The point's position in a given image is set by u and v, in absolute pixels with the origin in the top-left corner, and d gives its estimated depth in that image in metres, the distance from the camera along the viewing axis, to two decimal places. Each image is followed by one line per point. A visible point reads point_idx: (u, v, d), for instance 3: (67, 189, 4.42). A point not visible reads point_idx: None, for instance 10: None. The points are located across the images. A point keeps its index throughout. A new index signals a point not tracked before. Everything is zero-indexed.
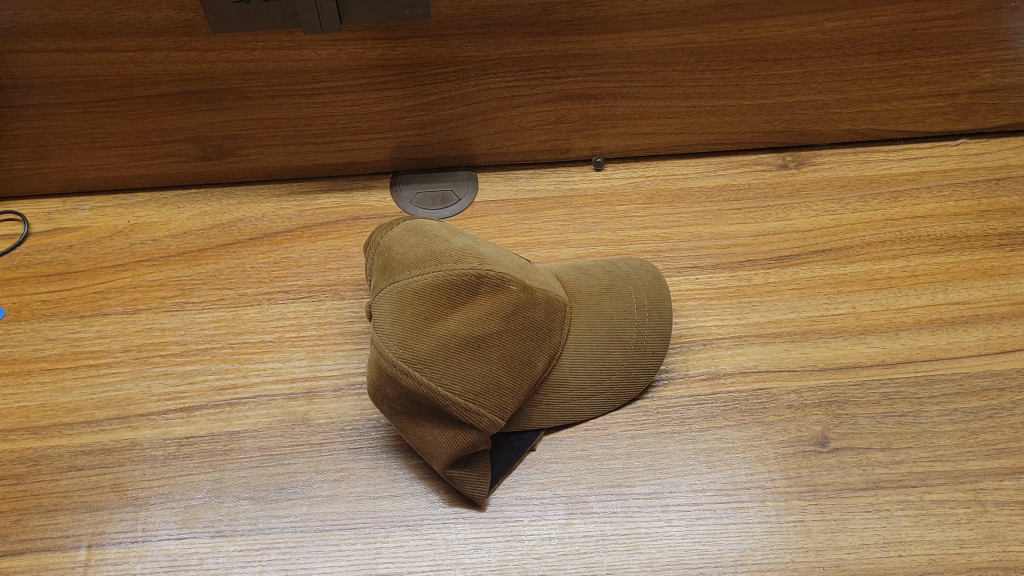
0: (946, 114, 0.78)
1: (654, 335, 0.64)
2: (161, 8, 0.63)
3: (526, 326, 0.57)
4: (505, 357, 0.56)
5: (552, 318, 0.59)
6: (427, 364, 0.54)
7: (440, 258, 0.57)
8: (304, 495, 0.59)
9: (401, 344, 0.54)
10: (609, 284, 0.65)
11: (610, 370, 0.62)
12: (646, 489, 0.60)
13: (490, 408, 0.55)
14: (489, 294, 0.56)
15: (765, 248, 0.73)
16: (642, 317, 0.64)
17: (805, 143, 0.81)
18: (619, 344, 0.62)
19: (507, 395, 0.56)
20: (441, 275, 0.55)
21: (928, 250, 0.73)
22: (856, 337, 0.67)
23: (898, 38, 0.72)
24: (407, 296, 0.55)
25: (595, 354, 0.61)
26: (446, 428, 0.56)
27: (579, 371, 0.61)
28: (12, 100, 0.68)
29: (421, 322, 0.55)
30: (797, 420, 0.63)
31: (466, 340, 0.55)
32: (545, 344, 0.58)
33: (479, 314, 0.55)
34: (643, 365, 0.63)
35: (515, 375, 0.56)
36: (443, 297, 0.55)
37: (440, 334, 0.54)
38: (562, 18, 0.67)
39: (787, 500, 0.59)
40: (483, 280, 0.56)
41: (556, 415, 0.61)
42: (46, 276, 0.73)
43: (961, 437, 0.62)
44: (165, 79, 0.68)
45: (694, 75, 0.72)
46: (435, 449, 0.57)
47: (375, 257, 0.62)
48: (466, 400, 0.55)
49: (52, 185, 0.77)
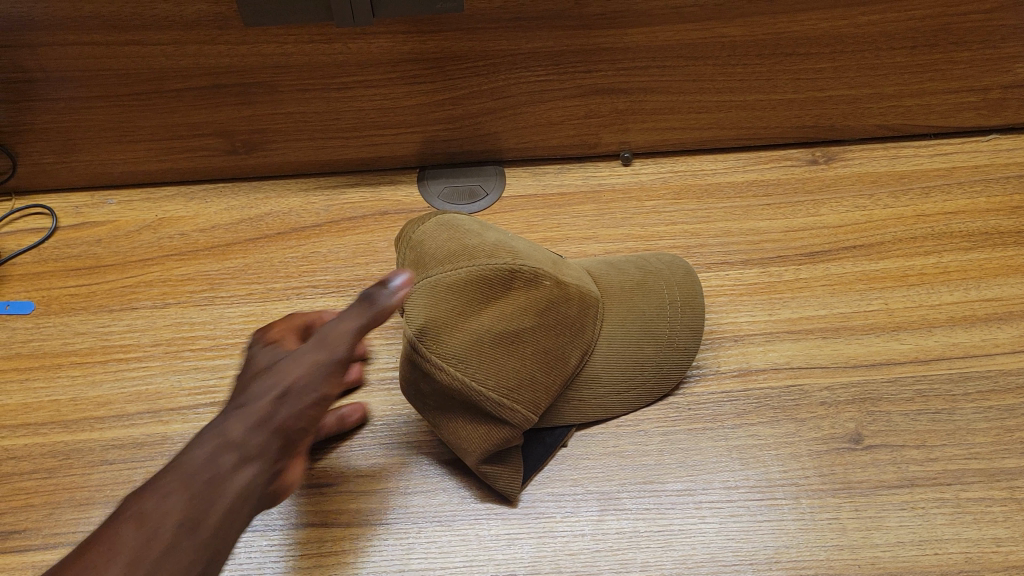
0: (977, 109, 0.78)
1: (687, 331, 0.63)
2: (194, 1, 0.63)
3: (560, 321, 0.56)
4: (539, 353, 0.54)
5: (585, 314, 0.57)
6: (461, 360, 0.53)
7: (472, 252, 0.54)
8: (335, 490, 0.59)
9: (434, 340, 0.53)
10: (641, 280, 0.64)
11: (644, 366, 0.61)
12: (678, 486, 0.59)
13: (524, 403, 0.54)
14: (524, 288, 0.54)
15: (796, 244, 0.73)
16: (675, 312, 0.63)
17: (835, 138, 0.80)
18: (652, 341, 0.61)
19: (540, 391, 0.55)
20: (474, 270, 0.53)
21: (961, 246, 0.72)
22: (889, 334, 0.67)
23: (932, 32, 0.71)
24: (438, 291, 0.53)
25: (630, 351, 0.60)
26: (479, 424, 0.55)
27: (613, 368, 0.60)
28: (43, 93, 0.68)
29: (453, 318, 0.53)
30: (830, 417, 0.62)
31: (500, 337, 0.53)
32: (578, 339, 0.57)
33: (513, 310, 0.53)
34: (675, 363, 0.63)
35: (549, 370, 0.55)
36: (475, 293, 0.53)
37: (474, 330, 0.53)
38: (594, 12, 0.66)
39: (821, 497, 0.58)
40: (516, 274, 0.54)
41: (588, 411, 0.60)
42: (74, 270, 0.73)
43: (996, 435, 0.61)
44: (194, 73, 0.68)
45: (725, 70, 0.72)
46: (468, 445, 0.56)
47: (403, 247, 0.60)
48: (501, 396, 0.53)
49: (79, 178, 0.77)
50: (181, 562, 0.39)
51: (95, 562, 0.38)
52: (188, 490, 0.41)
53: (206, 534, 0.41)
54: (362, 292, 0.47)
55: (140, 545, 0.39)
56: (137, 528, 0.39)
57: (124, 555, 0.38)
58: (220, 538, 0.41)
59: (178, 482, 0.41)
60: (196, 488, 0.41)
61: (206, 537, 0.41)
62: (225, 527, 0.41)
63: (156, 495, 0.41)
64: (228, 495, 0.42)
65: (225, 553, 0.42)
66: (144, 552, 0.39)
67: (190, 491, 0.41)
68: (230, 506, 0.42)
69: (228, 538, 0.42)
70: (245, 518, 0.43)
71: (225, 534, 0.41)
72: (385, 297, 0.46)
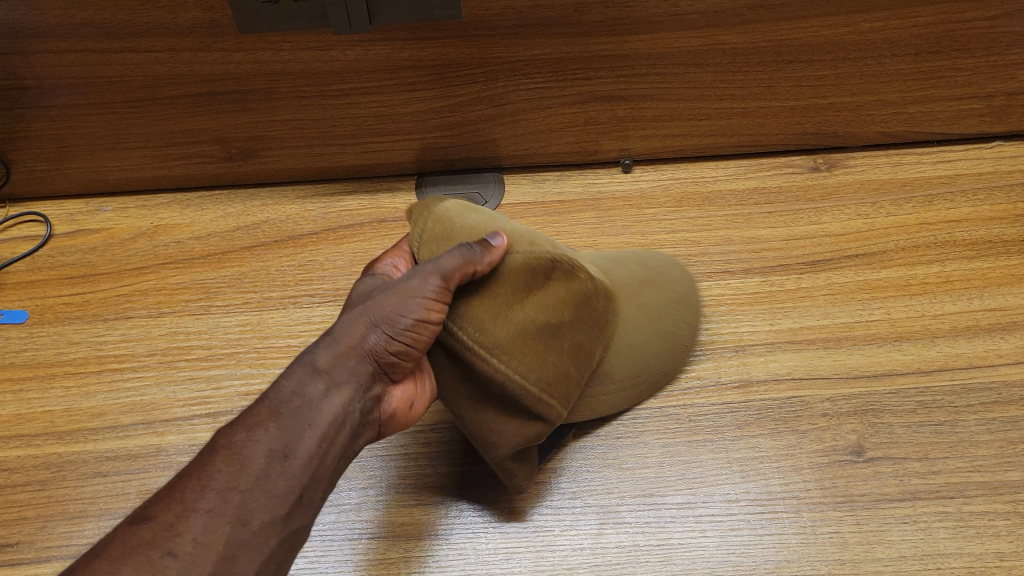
0: (981, 116, 0.77)
1: (688, 327, 0.65)
2: (188, 8, 0.62)
3: (593, 318, 0.54)
4: (574, 347, 0.54)
5: (610, 312, 0.56)
6: (504, 351, 0.51)
7: (517, 238, 0.54)
8: (331, 503, 0.59)
9: (480, 329, 0.51)
10: (648, 276, 0.64)
11: (656, 363, 0.62)
12: (678, 499, 0.59)
13: (560, 399, 0.53)
14: (564, 281, 0.53)
15: (797, 252, 0.72)
16: (678, 310, 0.64)
17: (837, 145, 0.80)
18: (661, 337, 0.62)
19: (574, 385, 0.54)
20: (524, 258, 0.52)
21: (964, 255, 0.72)
22: (892, 345, 0.66)
23: (936, 39, 0.70)
24: (490, 275, 0.52)
25: (644, 348, 0.60)
26: (514, 417, 0.53)
27: (631, 364, 0.60)
28: (37, 100, 0.68)
29: (502, 306, 0.52)
30: (831, 429, 0.62)
31: (542, 329, 0.52)
32: (605, 338, 0.56)
33: (556, 300, 0.53)
34: (680, 358, 0.64)
35: (581, 366, 0.54)
36: (525, 279, 0.52)
37: (519, 320, 0.52)
38: (593, 19, 0.66)
39: (822, 510, 0.58)
40: (559, 264, 0.53)
41: (599, 406, 0.59)
42: (69, 278, 0.72)
43: (999, 447, 0.61)
44: (189, 80, 0.67)
45: (727, 77, 0.71)
46: (499, 439, 0.54)
47: (424, 222, 0.56)
48: (540, 389, 0.52)
49: (75, 185, 0.77)
50: (279, 485, 0.43)
51: (190, 485, 0.42)
52: (282, 422, 0.45)
53: (303, 460, 0.44)
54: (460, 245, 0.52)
55: (229, 475, 0.42)
56: (228, 460, 0.43)
57: (216, 482, 0.42)
58: (319, 459, 0.45)
59: (272, 415, 0.45)
60: (289, 421, 0.45)
61: (301, 464, 0.44)
62: (324, 450, 0.45)
63: (248, 431, 0.44)
64: (327, 420, 0.46)
65: (333, 469, 0.46)
66: (240, 475, 0.42)
67: (285, 423, 0.45)
68: (329, 429, 0.46)
69: (331, 458, 0.46)
70: (359, 428, 0.49)
71: (328, 455, 0.46)
72: (486, 250, 0.51)
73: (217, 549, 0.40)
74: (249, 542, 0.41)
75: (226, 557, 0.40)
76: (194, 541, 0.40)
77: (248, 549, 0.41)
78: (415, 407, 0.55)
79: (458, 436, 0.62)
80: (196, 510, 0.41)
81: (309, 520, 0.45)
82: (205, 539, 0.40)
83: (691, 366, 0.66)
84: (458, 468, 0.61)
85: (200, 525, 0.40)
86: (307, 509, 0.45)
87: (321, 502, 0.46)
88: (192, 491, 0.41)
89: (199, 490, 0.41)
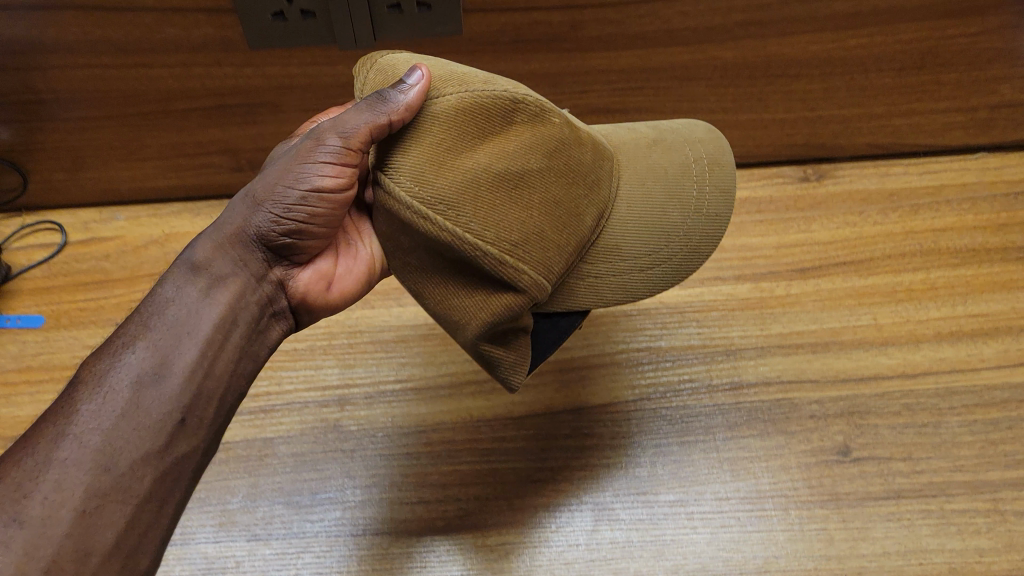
0: (965, 128, 0.80)
1: (716, 195, 0.54)
2: (201, 26, 0.65)
3: (575, 167, 0.46)
4: (550, 204, 0.44)
5: (600, 164, 0.48)
6: (450, 203, 0.42)
7: (464, 78, 0.45)
8: (337, 500, 0.61)
9: (417, 180, 0.42)
10: (656, 137, 0.55)
11: (669, 237, 0.51)
12: (671, 496, 0.61)
13: (532, 263, 0.44)
14: (527, 124, 0.45)
15: (787, 259, 0.75)
16: (700, 174, 0.54)
17: (826, 156, 0.83)
18: (677, 202, 0.52)
19: (551, 252, 0.45)
20: (467, 96, 0.44)
21: (948, 262, 0.74)
22: (877, 349, 0.69)
23: (920, 55, 0.73)
24: (423, 123, 0.44)
25: (650, 216, 0.51)
26: (478, 292, 0.45)
27: (635, 237, 0.50)
28: (54, 114, 0.71)
29: (444, 153, 0.43)
30: (819, 429, 0.64)
31: (501, 177, 0.43)
32: (594, 197, 0.47)
33: (517, 146, 0.44)
34: (705, 230, 0.53)
35: (561, 228, 0.45)
36: (472, 123, 0.44)
37: (469, 168, 0.43)
38: (589, 35, 0.69)
39: (810, 508, 0.60)
40: (520, 105, 0.45)
41: (604, 292, 0.49)
42: (83, 284, 0.75)
43: (980, 447, 0.63)
44: (200, 93, 0.71)
45: (718, 90, 0.75)
46: (463, 317, 0.46)
47: (366, 78, 0.49)
48: (502, 251, 0.43)
49: (88, 196, 0.81)
50: (150, 408, 0.42)
51: (47, 432, 0.40)
52: (152, 343, 0.44)
53: (177, 377, 0.43)
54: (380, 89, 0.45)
55: (90, 412, 0.41)
56: (89, 396, 0.42)
57: (75, 425, 0.41)
58: (198, 374, 0.44)
59: (139, 337, 0.44)
60: (158, 341, 0.44)
61: (175, 382, 0.43)
62: (203, 365, 0.45)
63: (111, 359, 0.43)
64: (204, 332, 0.45)
65: (220, 385, 0.46)
66: (102, 409, 0.41)
67: (154, 343, 0.44)
68: (207, 341, 0.45)
69: (215, 373, 0.45)
70: (250, 335, 0.49)
71: (209, 370, 0.45)
72: (400, 94, 0.44)
73: (81, 495, 0.39)
74: (122, 481, 0.40)
75: (93, 501, 0.39)
76: (53, 490, 0.38)
77: (122, 488, 0.40)
78: (335, 288, 0.56)
79: (458, 436, 0.64)
80: (52, 459, 0.39)
81: (196, 445, 0.44)
82: (65, 485, 0.39)
83: (683, 369, 0.68)
84: (457, 468, 0.63)
85: (59, 473, 0.39)
86: (193, 434, 0.44)
87: (212, 422, 0.45)
88: (49, 439, 0.40)
89: (56, 438, 0.40)
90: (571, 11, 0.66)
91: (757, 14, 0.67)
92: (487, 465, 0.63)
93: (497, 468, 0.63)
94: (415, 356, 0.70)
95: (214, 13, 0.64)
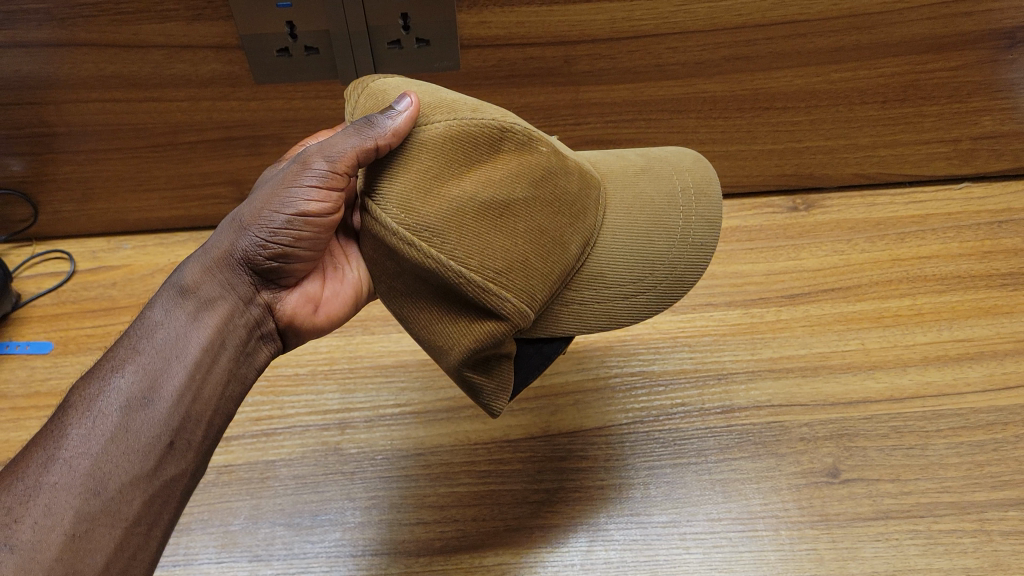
0: (949, 159, 0.83)
1: (703, 223, 0.55)
2: (209, 61, 0.68)
3: (561, 196, 0.48)
4: (534, 232, 0.46)
5: (587, 192, 0.50)
6: (435, 231, 0.44)
7: (454, 106, 0.47)
8: (337, 522, 0.62)
9: (404, 208, 0.45)
10: (645, 165, 0.57)
11: (656, 265, 0.53)
12: (664, 518, 0.61)
13: (515, 290, 0.46)
14: (514, 153, 0.47)
15: (776, 286, 0.77)
16: (687, 201, 0.55)
17: (814, 187, 0.86)
18: (663, 231, 0.53)
19: (535, 279, 0.47)
20: (455, 124, 0.46)
21: (934, 289, 0.76)
22: (865, 373, 0.69)
23: (901, 88, 0.76)
24: (411, 151, 0.46)
25: (636, 244, 0.52)
26: (461, 320, 0.47)
27: (620, 265, 0.52)
28: (66, 146, 0.74)
29: (430, 181, 0.45)
30: (809, 452, 0.64)
31: (486, 205, 0.45)
32: (579, 224, 0.49)
33: (503, 175, 0.46)
34: (691, 260, 0.54)
35: (545, 255, 0.47)
36: (459, 152, 0.46)
37: (454, 196, 0.45)
38: (581, 69, 0.72)
39: (800, 529, 0.59)
40: (507, 135, 0.47)
41: (589, 318, 0.51)
42: (90, 311, 0.77)
43: (966, 469, 0.62)
44: (207, 127, 0.74)
45: (708, 122, 0.78)
46: (446, 343, 0.48)
47: (359, 102, 0.51)
48: (485, 279, 0.45)
49: (98, 226, 0.84)
50: (139, 431, 0.44)
51: (37, 458, 0.42)
52: (140, 367, 0.46)
53: (165, 401, 0.45)
54: (368, 114, 0.47)
55: (80, 437, 0.42)
56: (79, 422, 0.43)
57: (65, 450, 0.42)
58: (186, 397, 0.46)
59: (128, 363, 0.46)
60: (147, 365, 0.46)
61: (163, 406, 0.45)
62: (190, 389, 0.46)
63: (101, 384, 0.45)
64: (191, 355, 0.47)
65: (207, 409, 0.47)
66: (93, 434, 0.43)
67: (143, 368, 0.46)
68: (194, 365, 0.47)
69: (203, 397, 0.47)
70: (236, 359, 0.51)
71: (197, 394, 0.47)
72: (387, 120, 0.46)
73: (71, 518, 0.40)
74: (111, 504, 0.41)
75: (83, 524, 0.40)
76: (43, 514, 0.39)
77: (111, 510, 0.41)
78: (321, 311, 0.58)
79: (457, 458, 0.66)
80: (43, 483, 0.40)
81: (183, 468, 0.45)
82: (56, 508, 0.40)
83: (675, 394, 0.69)
84: (455, 489, 0.64)
85: (49, 497, 0.40)
86: (180, 458, 0.45)
87: (198, 445, 0.47)
88: (39, 464, 0.41)
89: (47, 463, 0.41)
90: (564, 46, 0.70)
91: (743, 47, 0.71)
92: (484, 486, 0.64)
93: (494, 489, 0.63)
94: (414, 381, 0.72)
95: (222, 49, 0.67)
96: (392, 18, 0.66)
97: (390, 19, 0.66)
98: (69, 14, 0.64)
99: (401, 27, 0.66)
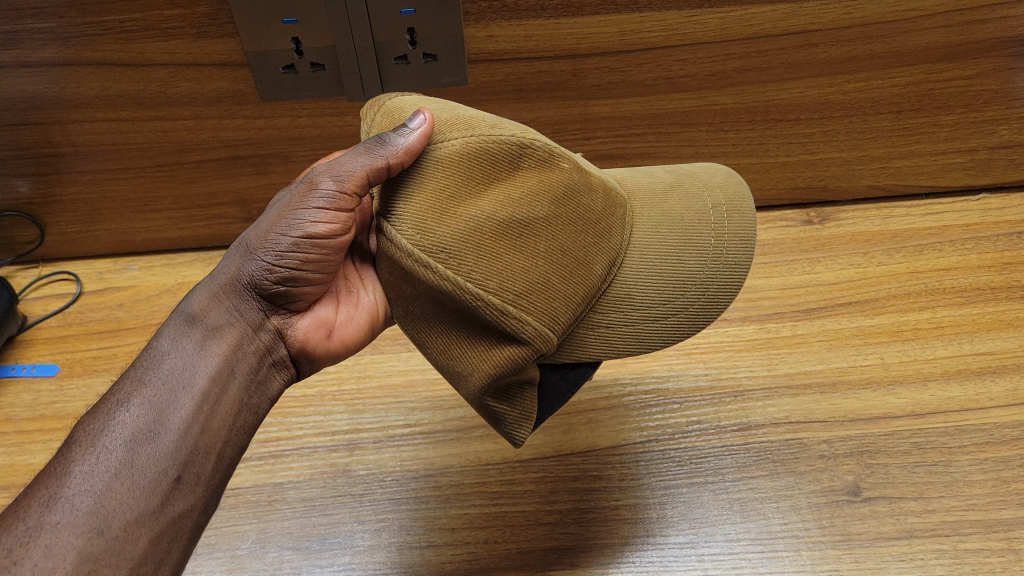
0: (966, 169, 0.82)
1: (736, 240, 0.53)
2: (214, 80, 0.68)
3: (584, 214, 0.47)
4: (555, 251, 0.45)
5: (612, 210, 0.49)
6: (451, 252, 0.43)
7: (471, 122, 0.46)
8: (345, 545, 0.61)
9: (418, 228, 0.44)
10: (674, 181, 0.55)
11: (685, 285, 0.51)
12: (680, 539, 0.59)
13: (536, 313, 0.45)
14: (533, 171, 0.46)
15: (792, 301, 0.76)
16: (720, 218, 0.54)
17: (829, 200, 0.85)
18: (694, 250, 0.52)
19: (557, 301, 0.45)
20: (472, 140, 0.45)
21: (953, 302, 0.74)
22: (885, 389, 0.68)
23: (916, 98, 0.75)
24: (426, 168, 0.45)
25: (665, 264, 0.51)
26: (480, 345, 0.46)
27: (648, 286, 0.50)
28: (72, 166, 0.74)
29: (446, 200, 0.44)
30: (830, 470, 0.62)
31: (504, 224, 0.44)
32: (604, 244, 0.48)
33: (522, 193, 0.45)
34: (724, 279, 0.53)
35: (568, 276, 0.46)
36: (476, 170, 0.45)
37: (471, 215, 0.44)
38: (590, 83, 0.72)
39: (822, 549, 0.57)
40: (526, 151, 0.46)
41: (617, 341, 0.50)
42: (96, 332, 0.76)
43: (992, 486, 0.60)
44: (213, 145, 0.74)
45: (719, 135, 0.77)
46: (465, 369, 0.47)
47: (376, 117, 0.51)
48: (504, 301, 0.44)
49: (105, 246, 0.84)
50: (144, 466, 0.43)
51: (39, 497, 0.41)
52: (146, 400, 0.45)
53: (170, 435, 0.44)
54: (382, 132, 0.47)
55: (83, 475, 0.42)
56: (82, 459, 0.42)
57: (68, 488, 0.41)
58: (193, 429, 0.45)
59: (133, 396, 0.45)
60: (153, 397, 0.45)
61: (169, 440, 0.44)
62: (198, 421, 0.45)
63: (105, 419, 0.44)
64: (198, 386, 0.46)
65: (217, 440, 0.46)
66: (96, 471, 0.42)
67: (148, 401, 0.45)
68: (202, 395, 0.46)
69: (212, 428, 0.46)
70: (247, 388, 0.50)
71: (205, 425, 0.46)
72: (400, 137, 0.45)
73: (73, 559, 0.39)
74: (114, 544, 0.40)
75: (85, 564, 0.39)
76: (44, 556, 0.38)
77: (114, 550, 0.40)
78: (335, 336, 0.57)
79: (468, 479, 0.64)
80: (43, 524, 0.39)
81: (192, 503, 0.44)
82: (57, 549, 0.39)
83: (690, 411, 0.68)
84: (467, 511, 0.62)
85: (49, 538, 0.39)
86: (189, 494, 0.44)
87: (208, 480, 0.45)
88: (41, 503, 0.40)
89: (49, 502, 0.40)
90: (572, 59, 0.70)
91: (754, 58, 0.70)
92: (496, 508, 0.62)
93: (506, 511, 0.62)
94: (423, 401, 0.71)
95: (227, 67, 0.67)
96: (398, 34, 0.65)
97: (397, 35, 0.65)
98: (73, 33, 0.64)
99: (408, 42, 0.66)
